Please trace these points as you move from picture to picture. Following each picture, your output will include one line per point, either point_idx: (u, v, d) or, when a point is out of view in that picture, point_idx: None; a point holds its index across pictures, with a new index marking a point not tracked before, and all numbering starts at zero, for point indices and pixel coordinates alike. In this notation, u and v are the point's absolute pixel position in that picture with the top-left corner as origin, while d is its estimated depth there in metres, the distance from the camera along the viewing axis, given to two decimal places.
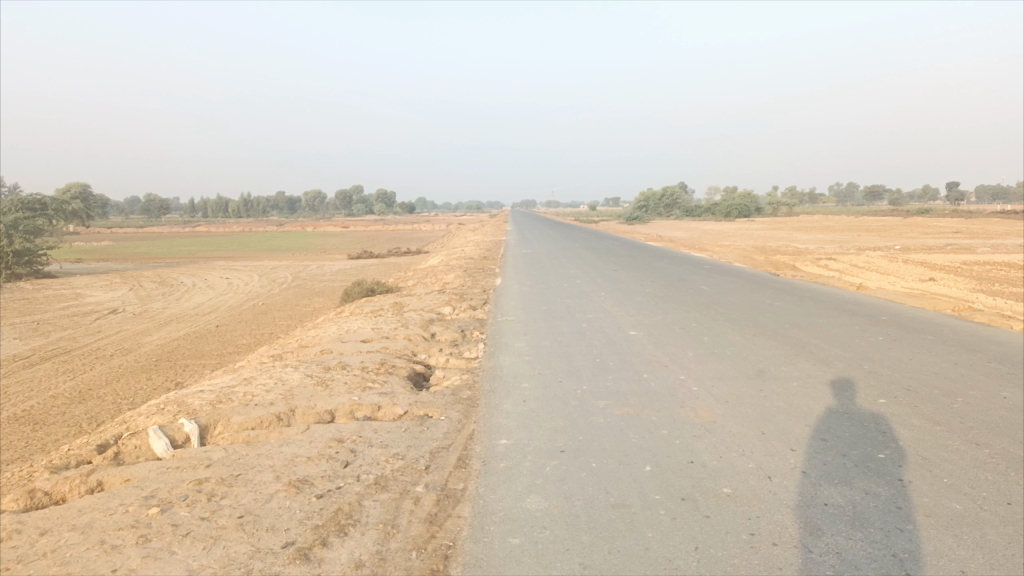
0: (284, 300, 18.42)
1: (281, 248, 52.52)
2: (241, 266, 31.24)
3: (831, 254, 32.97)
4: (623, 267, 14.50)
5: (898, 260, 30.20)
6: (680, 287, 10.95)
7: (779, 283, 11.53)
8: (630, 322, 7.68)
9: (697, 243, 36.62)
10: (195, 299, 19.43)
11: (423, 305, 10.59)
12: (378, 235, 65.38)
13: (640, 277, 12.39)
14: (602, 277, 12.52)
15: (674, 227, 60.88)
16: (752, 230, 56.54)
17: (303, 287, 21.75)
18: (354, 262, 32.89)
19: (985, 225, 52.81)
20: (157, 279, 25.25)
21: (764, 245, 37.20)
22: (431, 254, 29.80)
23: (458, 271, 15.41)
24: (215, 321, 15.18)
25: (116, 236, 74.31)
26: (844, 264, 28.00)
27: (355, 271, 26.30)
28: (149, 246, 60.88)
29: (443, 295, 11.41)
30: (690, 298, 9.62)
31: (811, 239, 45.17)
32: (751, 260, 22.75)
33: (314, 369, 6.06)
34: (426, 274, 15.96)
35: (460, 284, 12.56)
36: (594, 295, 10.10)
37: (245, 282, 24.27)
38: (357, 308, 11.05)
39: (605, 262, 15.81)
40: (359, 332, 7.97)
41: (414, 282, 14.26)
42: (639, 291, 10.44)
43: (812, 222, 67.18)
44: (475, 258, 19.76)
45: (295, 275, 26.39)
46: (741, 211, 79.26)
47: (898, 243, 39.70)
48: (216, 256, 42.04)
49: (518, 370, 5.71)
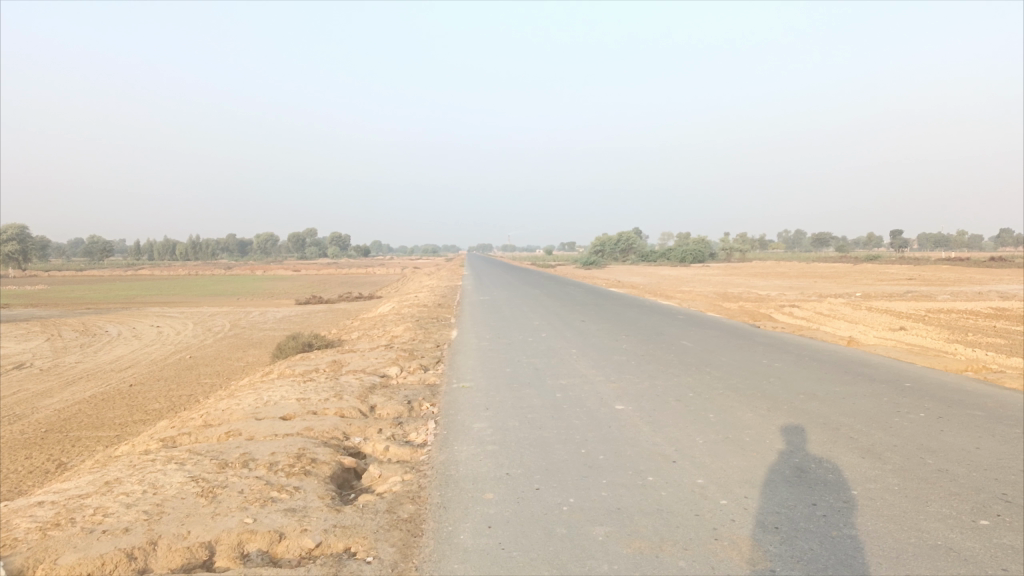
0: (215, 353, 16.62)
1: (226, 292, 50.30)
2: (175, 313, 29.10)
3: (794, 302, 32.27)
4: (590, 318, 13.21)
5: (861, 308, 29.69)
6: (659, 342, 9.68)
7: (767, 337, 10.35)
8: (615, 392, 6.33)
9: (658, 289, 35.67)
10: (115, 353, 17.47)
11: (366, 365, 9.10)
12: (329, 279, 63.29)
13: (613, 331, 11.10)
14: (570, 330, 11.19)
15: (632, 273, 60.23)
16: (709, 275, 56.13)
17: (240, 337, 19.94)
18: (302, 308, 31.08)
19: (936, 271, 53.47)
20: (79, 329, 23.07)
21: (725, 291, 36.56)
22: (382, 301, 28.14)
23: (409, 322, 13.95)
24: (129, 380, 13.36)
25: (52, 280, 70.63)
26: (810, 312, 27.30)
27: (299, 320, 24.52)
28: (86, 289, 58.00)
29: (390, 352, 9.94)
30: (676, 358, 8.33)
31: (769, 285, 44.87)
32: (719, 308, 21.77)
33: (205, 468, 4.52)
34: (374, 325, 14.44)
35: (410, 338, 11.11)
36: (565, 354, 8.74)
37: (178, 332, 22.31)
38: (289, 368, 9.47)
39: (571, 311, 14.52)
40: (280, 406, 6.43)
41: (359, 334, 12.75)
42: (615, 348, 9.13)
43: (768, 268, 67.28)
44: (428, 306, 18.30)
45: (234, 323, 24.55)
46: (696, 257, 79.57)
47: (858, 290, 39.37)
48: (153, 302, 39.70)
49: (480, 469, 4.28)
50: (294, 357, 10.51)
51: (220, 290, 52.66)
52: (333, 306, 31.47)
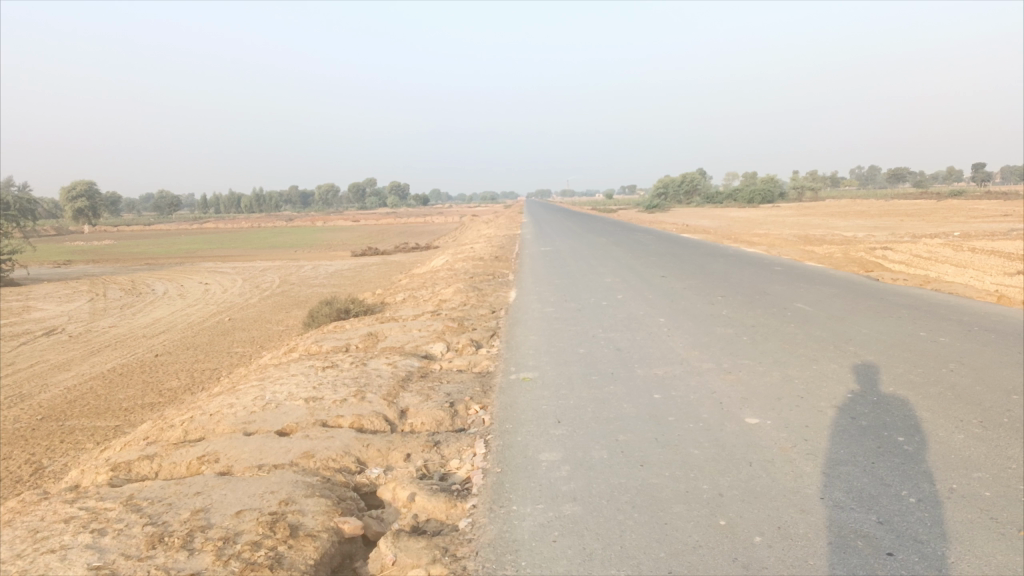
0: (255, 314, 15.31)
1: (283, 244, 49.73)
2: (226, 268, 28.15)
3: (886, 243, 29.35)
4: (672, 273, 11.25)
5: (963, 249, 26.82)
6: (769, 307, 7.74)
7: (903, 297, 8.26)
8: (738, 393, 4.50)
9: (731, 234, 33.10)
10: (153, 315, 16.33)
11: (405, 340, 7.48)
12: (389, 229, 62.21)
13: (702, 290, 9.23)
14: (651, 290, 9.36)
15: (700, 216, 57.25)
16: (784, 216, 52.96)
17: (286, 295, 18.64)
18: (355, 261, 29.88)
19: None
20: (126, 287, 22.21)
21: (805, 234, 33.84)
22: (438, 253, 26.54)
23: (461, 280, 12.29)
24: (157, 348, 12.10)
25: (120, 236, 71.66)
26: (906, 255, 24.68)
27: (349, 274, 23.13)
28: (147, 244, 58.42)
29: (435, 322, 8.28)
30: (801, 330, 6.41)
31: (851, 225, 41.73)
32: (808, 253, 19.52)
33: (125, 550, 2.91)
34: (422, 284, 12.86)
35: (461, 302, 9.40)
36: (652, 326, 6.90)
37: (224, 289, 21.20)
38: (316, 343, 7.89)
39: (647, 265, 12.60)
40: (282, 412, 4.82)
41: (404, 296, 11.16)
42: (714, 316, 7.24)
43: (846, 207, 63.29)
44: (485, 259, 16.70)
45: (283, 278, 23.36)
46: (766, 197, 75.79)
47: (955, 229, 35.91)
48: (211, 256, 39.16)
49: (554, 566, 2.55)
50: (326, 328, 8.96)
51: (280, 242, 52.13)
52: (387, 258, 30.06)
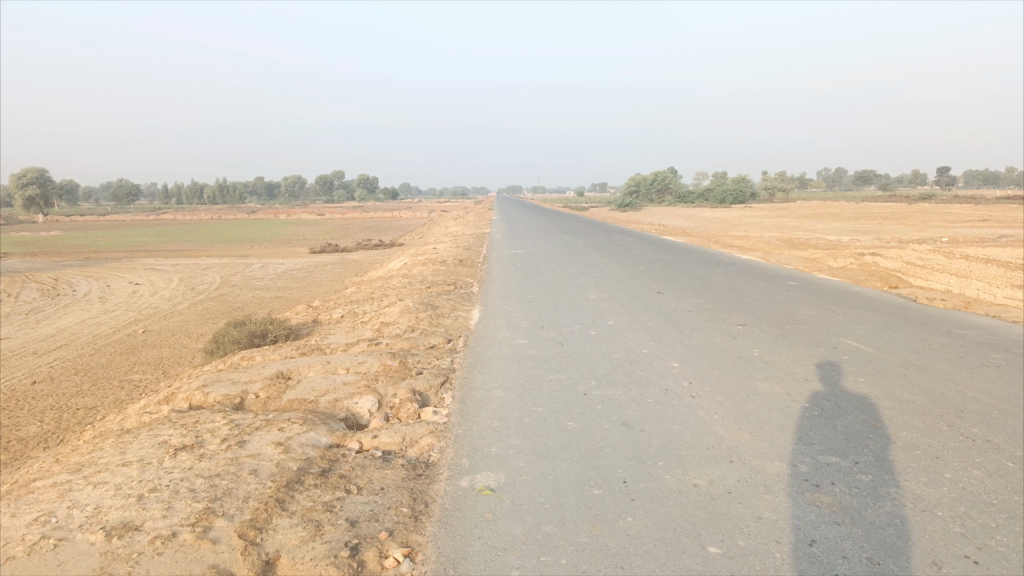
0: (177, 326, 13.04)
1: (238, 238, 47.10)
2: (168, 265, 25.68)
3: (872, 249, 27.82)
4: (669, 289, 9.30)
5: (954, 256, 25.51)
6: (815, 347, 5.81)
7: (978, 334, 6.38)
8: (860, 552, 2.53)
9: (709, 235, 31.37)
10: (59, 325, 13.94)
11: (321, 388, 5.40)
12: (354, 224, 59.68)
13: (713, 314, 7.32)
14: (648, 315, 7.42)
15: (674, 216, 55.58)
16: (759, 218, 51.71)
17: (221, 300, 16.35)
18: (310, 259, 27.58)
19: (1007, 212, 48.67)
20: (44, 288, 19.70)
21: (788, 237, 32.43)
22: (399, 252, 24.33)
23: (415, 292, 10.25)
24: (38, 372, 9.83)
25: (69, 227, 68.03)
26: (899, 262, 23.25)
27: (299, 276, 20.85)
28: (95, 235, 55.35)
29: (369, 359, 6.16)
30: (882, 395, 4.48)
31: (830, 228, 40.55)
32: (803, 259, 17.86)
33: None
34: (370, 295, 10.77)
35: (408, 326, 7.32)
36: (667, 378, 4.91)
37: (154, 291, 18.78)
38: (203, 388, 5.74)
39: (636, 277, 10.66)
40: (53, 566, 2.73)
41: (343, 312, 9.06)
42: (746, 363, 5.30)
43: (819, 209, 62.58)
44: (448, 263, 14.66)
45: (224, 278, 21.01)
46: (738, 197, 74.87)
47: (939, 234, 34.87)
48: (156, 250, 36.41)
49: None
50: (229, 362, 6.83)
51: (235, 236, 49.41)
52: (343, 257, 27.79)
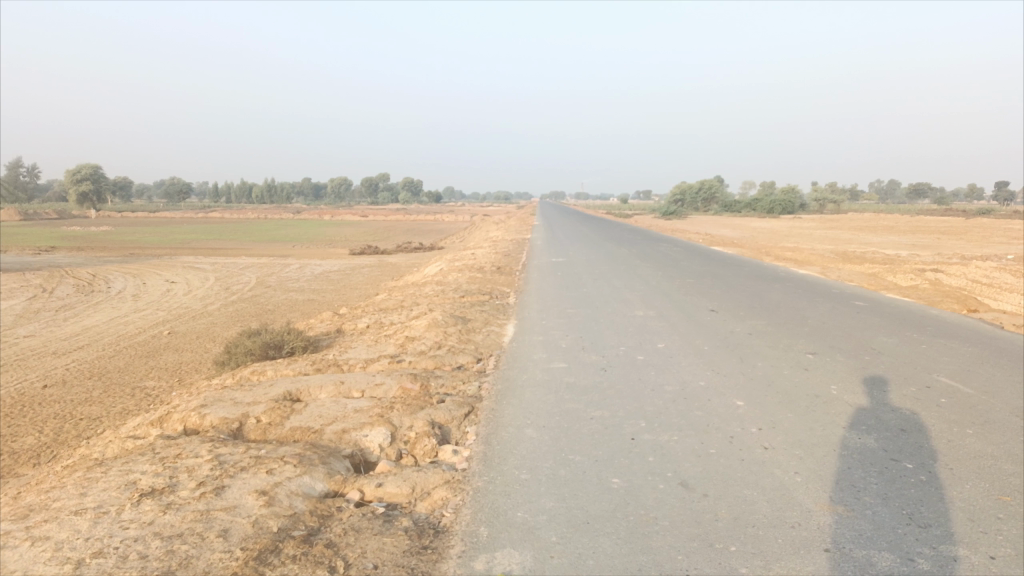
0: (203, 328, 12.58)
1: (280, 238, 47.25)
2: (206, 264, 25.52)
3: (934, 265, 26.32)
4: (725, 307, 8.50)
5: (1021, 275, 24.03)
6: (903, 386, 5.01)
7: None
8: None
9: (759, 246, 30.17)
10: (86, 324, 13.60)
11: (327, 416, 4.74)
12: (396, 226, 59.54)
13: (777, 339, 6.52)
14: (703, 338, 6.63)
15: (720, 225, 54.20)
16: (810, 229, 50.10)
17: (253, 302, 15.92)
18: (348, 261, 27.22)
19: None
20: (80, 284, 19.55)
21: (840, 250, 31.12)
22: (437, 257, 23.75)
23: (447, 302, 9.59)
24: (53, 375, 9.39)
25: (121, 223, 69.39)
26: (962, 280, 21.93)
27: (335, 279, 20.40)
28: (141, 231, 56.17)
29: (388, 381, 5.49)
30: (1001, 454, 3.68)
31: (884, 241, 38.95)
32: (862, 275, 16.79)
33: None
34: (400, 304, 10.15)
35: (434, 343, 6.65)
36: (731, 421, 4.14)
37: (187, 290, 18.45)
38: (200, 409, 5.14)
39: (686, 292, 9.87)
40: None
41: (368, 323, 8.42)
42: (823, 404, 4.52)
43: (871, 222, 60.62)
44: (485, 270, 13.97)
45: (259, 279, 20.66)
46: (786, 207, 73.04)
47: (1002, 250, 33.10)
48: (199, 248, 36.52)
49: None
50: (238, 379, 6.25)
51: (278, 235, 49.63)
52: (382, 259, 27.34)
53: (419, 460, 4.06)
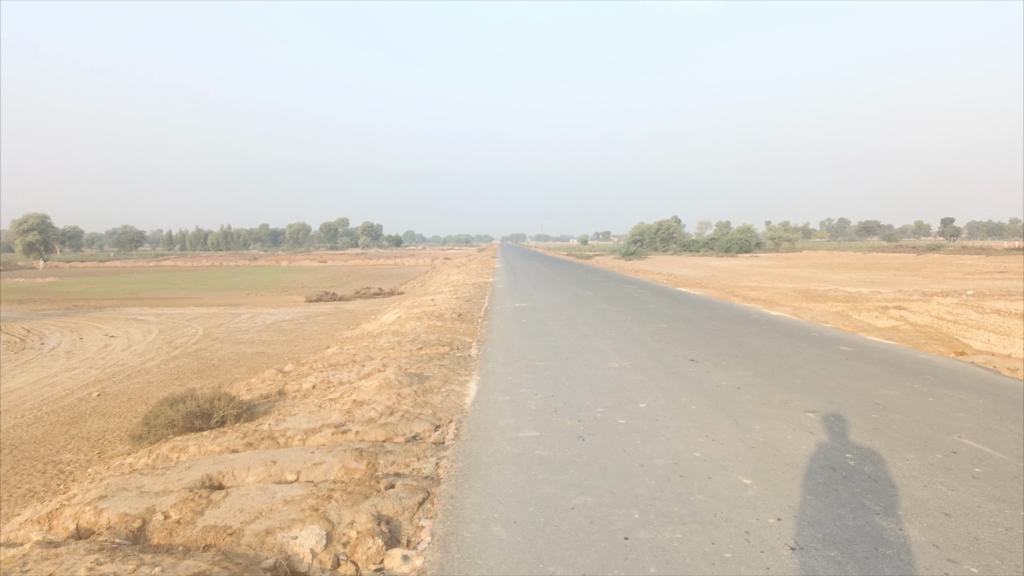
0: (138, 388, 11.52)
1: (233, 285, 45.86)
2: (151, 315, 24.21)
3: (896, 302, 26.27)
4: (705, 356, 7.86)
5: (983, 310, 24.08)
6: (927, 452, 4.37)
7: None
8: None
9: (722, 286, 29.95)
10: (7, 386, 12.40)
11: (251, 509, 3.90)
12: (355, 271, 58.43)
13: (769, 395, 5.87)
14: (687, 394, 5.95)
15: (680, 264, 54.27)
16: (769, 267, 50.39)
17: (196, 357, 14.85)
18: (303, 309, 26.17)
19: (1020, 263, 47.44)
20: (10, 340, 18.19)
21: (803, 288, 31.09)
22: (396, 303, 22.88)
23: (403, 355, 8.79)
24: None
25: (67, 273, 66.99)
26: (927, 316, 21.82)
27: (287, 329, 19.38)
28: (87, 281, 54.09)
29: (329, 458, 4.66)
30: None
31: (843, 279, 39.22)
32: (832, 314, 16.44)
33: None
34: (352, 358, 9.32)
35: (386, 407, 5.84)
36: (742, 508, 3.42)
37: (127, 344, 17.25)
38: (97, 504, 4.24)
39: (661, 338, 9.23)
40: None
41: (313, 382, 7.57)
42: (844, 480, 3.84)
43: (827, 259, 61.44)
44: (445, 317, 13.22)
45: (206, 330, 19.53)
46: (744, 246, 73.80)
47: (959, 286, 33.42)
48: (146, 298, 35.02)
49: None
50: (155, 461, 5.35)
51: (232, 283, 48.18)
52: (338, 306, 26.35)
53: (361, 569, 3.24)
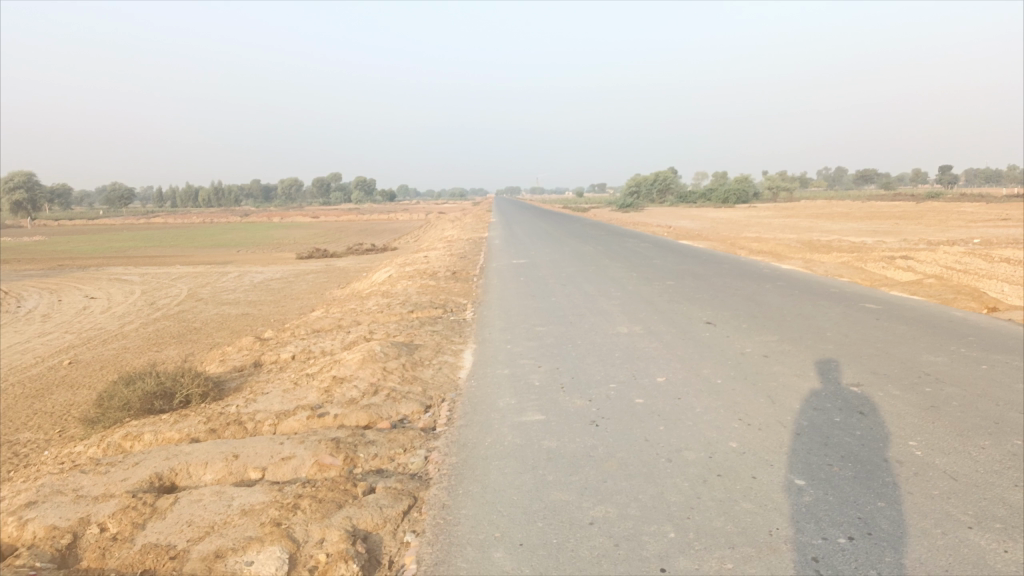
0: (112, 355, 10.84)
1: (223, 242, 44.94)
2: (135, 275, 23.39)
3: (903, 252, 25.51)
4: (723, 318, 7.17)
5: (993, 258, 23.38)
6: (1003, 437, 3.71)
7: None
8: None
9: (723, 238, 29.17)
10: None
11: (203, 523, 3.24)
12: (347, 227, 57.37)
13: (802, 366, 5.19)
14: (711, 365, 5.27)
15: (678, 216, 53.35)
16: (767, 218, 49.44)
17: (178, 319, 14.15)
18: (293, 266, 25.40)
19: (1022, 211, 46.69)
20: None
21: (805, 239, 30.34)
22: (388, 260, 22.13)
23: (392, 320, 8.09)
24: None
25: (55, 232, 65.86)
26: (936, 266, 21.13)
27: (275, 288, 18.66)
28: (74, 240, 52.99)
29: (299, 452, 3.99)
30: None
31: (845, 228, 38.47)
32: (843, 266, 15.76)
33: None
34: (338, 323, 8.62)
35: (370, 384, 5.15)
36: (802, 524, 2.75)
37: (107, 307, 16.52)
38: (23, 515, 3.58)
39: (672, 297, 8.53)
40: None
41: (291, 353, 6.88)
42: (917, 479, 3.18)
43: (827, 208, 60.49)
44: (439, 276, 12.50)
45: (191, 291, 18.79)
46: (742, 196, 72.74)
47: (964, 235, 32.71)
48: (133, 256, 34.18)
49: None
50: (105, 453, 4.68)
51: (222, 240, 47.14)
52: (330, 263, 25.61)
53: None
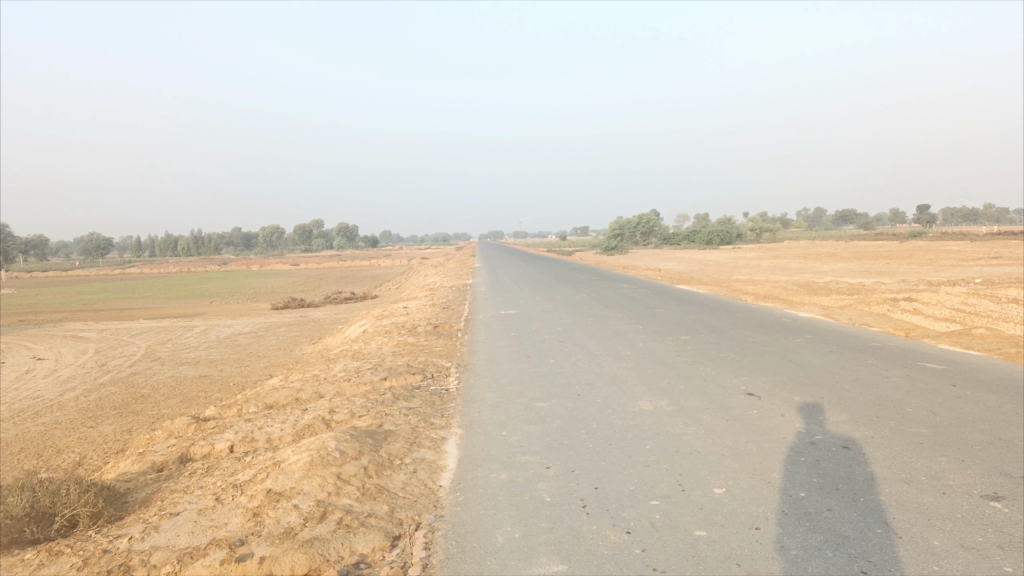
0: (36, 432, 9.28)
1: (197, 293, 43.34)
2: (93, 331, 21.74)
3: (903, 293, 24.50)
4: (765, 387, 5.83)
5: (998, 298, 22.40)
6: None
7: None
8: None
9: (715, 281, 28.10)
10: None
11: None
12: (325, 274, 55.91)
13: (903, 467, 3.85)
14: (780, 467, 3.89)
15: (663, 258, 52.47)
16: (754, 259, 48.68)
17: (126, 384, 12.59)
18: (265, 318, 23.90)
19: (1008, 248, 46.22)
20: None
21: (799, 281, 29.34)
22: (365, 311, 20.74)
23: (360, 393, 6.68)
24: None
25: (24, 284, 63.85)
26: (943, 308, 20.06)
27: (241, 344, 17.15)
28: (39, 292, 51.00)
29: None
30: None
31: (835, 269, 37.59)
32: (855, 312, 14.60)
33: None
34: (296, 395, 7.18)
35: (316, 505, 3.71)
36: None
37: (53, 369, 14.91)
38: None
39: (693, 358, 7.19)
40: None
41: (227, 441, 5.41)
42: None
43: (811, 249, 60.03)
44: (418, 331, 11.13)
45: (149, 349, 17.20)
46: (727, 237, 72.27)
47: (959, 273, 31.88)
48: (97, 310, 32.49)
49: None
50: None
51: (194, 291, 45.22)
52: (305, 315, 24.16)
53: None
